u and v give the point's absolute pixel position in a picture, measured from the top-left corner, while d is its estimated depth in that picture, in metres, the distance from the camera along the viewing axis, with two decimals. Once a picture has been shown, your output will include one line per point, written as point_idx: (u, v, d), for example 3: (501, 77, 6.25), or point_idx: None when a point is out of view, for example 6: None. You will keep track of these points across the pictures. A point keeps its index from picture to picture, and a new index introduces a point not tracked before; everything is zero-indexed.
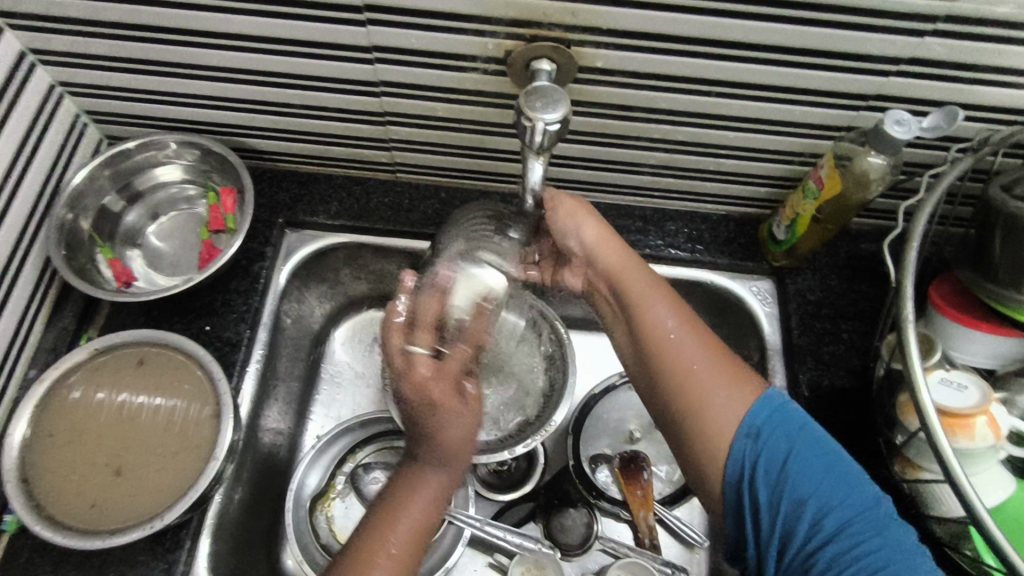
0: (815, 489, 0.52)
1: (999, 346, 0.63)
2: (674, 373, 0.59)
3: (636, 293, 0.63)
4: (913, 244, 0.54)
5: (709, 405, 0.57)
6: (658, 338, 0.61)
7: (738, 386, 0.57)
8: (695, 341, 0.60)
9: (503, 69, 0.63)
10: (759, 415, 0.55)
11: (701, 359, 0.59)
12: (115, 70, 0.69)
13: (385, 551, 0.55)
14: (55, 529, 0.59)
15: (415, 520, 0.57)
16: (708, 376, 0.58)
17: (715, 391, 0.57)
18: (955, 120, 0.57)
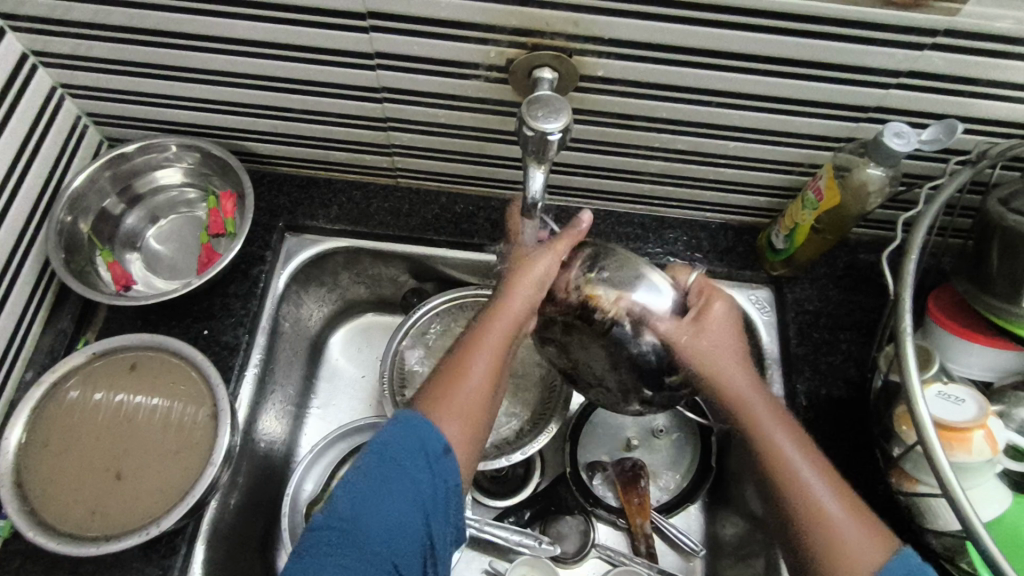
0: None
1: (995, 358, 0.63)
2: (804, 515, 0.52)
3: (739, 405, 0.57)
4: (912, 256, 0.54)
5: (841, 557, 0.50)
6: (775, 462, 0.54)
7: (870, 539, 0.51)
8: (818, 473, 0.54)
9: (504, 77, 0.63)
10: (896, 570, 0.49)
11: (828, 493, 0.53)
12: (117, 73, 0.69)
13: (471, 369, 0.55)
14: (49, 536, 0.59)
15: (501, 335, 0.57)
16: (840, 519, 0.51)
17: (855, 539, 0.51)
18: (954, 134, 0.58)
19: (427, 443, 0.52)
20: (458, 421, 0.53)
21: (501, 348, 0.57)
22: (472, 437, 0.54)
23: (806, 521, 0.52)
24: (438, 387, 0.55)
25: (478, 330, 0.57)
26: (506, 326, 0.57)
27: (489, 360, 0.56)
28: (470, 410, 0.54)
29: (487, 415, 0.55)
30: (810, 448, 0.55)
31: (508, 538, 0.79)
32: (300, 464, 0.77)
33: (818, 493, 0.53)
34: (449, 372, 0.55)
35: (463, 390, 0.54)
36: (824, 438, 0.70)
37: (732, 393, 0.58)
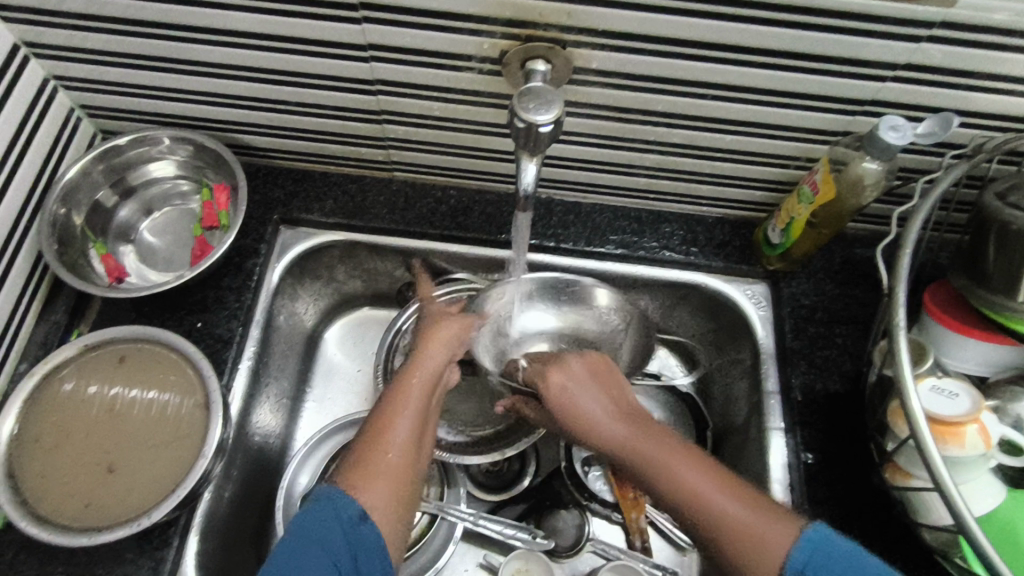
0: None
1: (991, 353, 0.63)
2: (698, 515, 0.52)
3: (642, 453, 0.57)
4: (906, 250, 0.54)
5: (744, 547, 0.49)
6: (658, 474, 0.55)
7: (765, 519, 0.50)
8: (696, 474, 0.54)
9: (498, 69, 0.63)
10: (803, 559, 0.48)
11: (714, 489, 0.53)
12: (109, 65, 0.69)
13: (390, 441, 0.57)
14: (42, 526, 0.59)
15: (418, 401, 0.61)
16: (734, 512, 0.51)
17: (753, 535, 0.49)
18: (950, 127, 0.58)
19: (341, 508, 0.52)
20: (377, 486, 0.54)
21: (414, 421, 0.59)
22: (400, 504, 0.54)
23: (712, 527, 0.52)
24: (360, 458, 0.56)
25: (398, 401, 0.60)
26: (418, 397, 0.61)
27: (409, 426, 0.59)
28: (391, 475, 0.55)
29: (411, 477, 0.56)
30: (682, 457, 0.55)
31: (502, 532, 0.79)
32: (295, 457, 0.77)
33: (714, 499, 0.52)
34: (366, 442, 0.57)
35: (380, 459, 0.55)
36: (819, 432, 0.70)
37: (620, 441, 0.59)
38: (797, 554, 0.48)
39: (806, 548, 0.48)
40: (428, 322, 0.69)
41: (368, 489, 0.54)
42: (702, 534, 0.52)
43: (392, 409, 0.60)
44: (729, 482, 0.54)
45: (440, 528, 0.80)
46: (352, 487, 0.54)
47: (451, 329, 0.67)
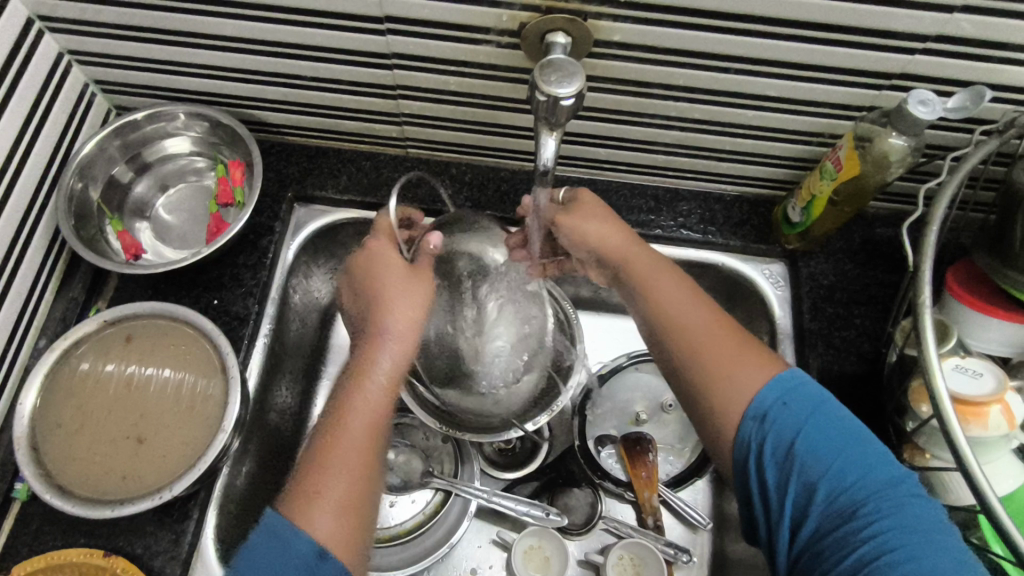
0: (830, 472, 0.48)
1: (1015, 333, 0.61)
2: (698, 356, 0.56)
3: (670, 307, 0.59)
4: (933, 228, 0.53)
5: (716, 385, 0.54)
6: (662, 317, 0.59)
7: (752, 365, 0.54)
8: (703, 311, 0.58)
9: (517, 42, 0.62)
10: (772, 393, 0.52)
11: (718, 344, 0.55)
12: (123, 39, 0.68)
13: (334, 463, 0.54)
14: (64, 497, 0.59)
15: (369, 405, 0.57)
16: (711, 340, 0.56)
17: (724, 367, 0.54)
18: (982, 101, 0.56)
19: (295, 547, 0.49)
20: (316, 519, 0.51)
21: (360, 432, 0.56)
22: (353, 529, 0.52)
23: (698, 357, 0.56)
24: (301, 487, 0.53)
25: (339, 425, 0.56)
26: (364, 411, 0.57)
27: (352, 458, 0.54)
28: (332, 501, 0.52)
29: (356, 504, 0.53)
30: (699, 300, 0.59)
31: (515, 509, 0.79)
32: None
33: (701, 333, 0.57)
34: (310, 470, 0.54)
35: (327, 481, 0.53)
36: None
37: (664, 304, 0.60)
38: (767, 389, 0.52)
39: (777, 387, 0.52)
40: (364, 272, 0.64)
41: (310, 516, 0.51)
42: (682, 355, 0.57)
43: (335, 423, 0.56)
44: (744, 338, 0.56)
45: (455, 502, 0.81)
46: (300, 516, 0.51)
47: (404, 312, 0.61)
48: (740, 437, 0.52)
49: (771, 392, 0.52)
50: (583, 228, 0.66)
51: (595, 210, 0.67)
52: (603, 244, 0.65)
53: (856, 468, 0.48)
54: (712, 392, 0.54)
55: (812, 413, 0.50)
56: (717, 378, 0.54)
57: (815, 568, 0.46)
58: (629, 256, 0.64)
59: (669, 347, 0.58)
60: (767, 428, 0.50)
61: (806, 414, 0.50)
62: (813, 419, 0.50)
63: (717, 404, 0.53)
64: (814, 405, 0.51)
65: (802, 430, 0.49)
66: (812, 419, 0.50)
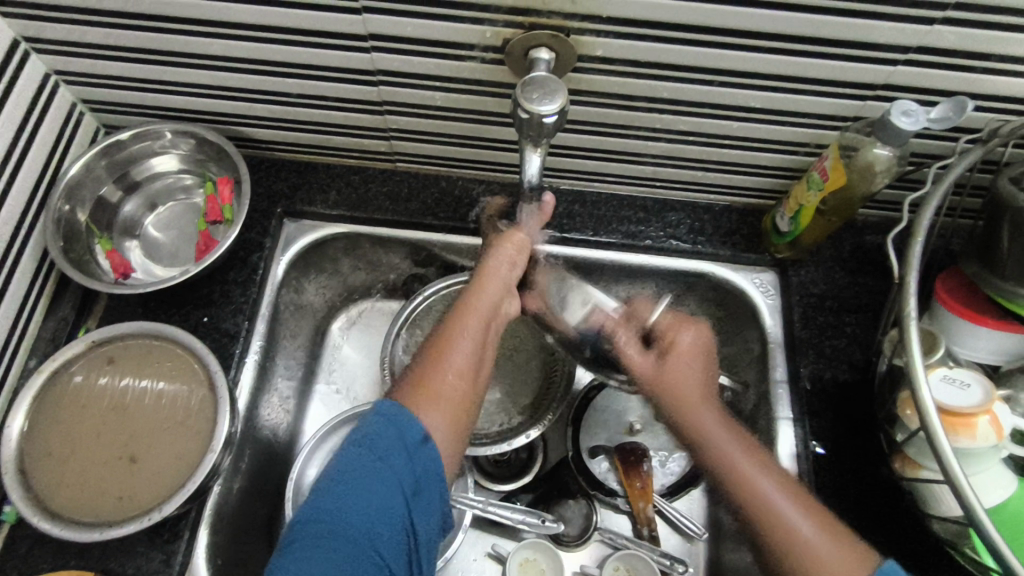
0: None
1: (1003, 342, 0.62)
2: (775, 525, 0.54)
3: (747, 477, 0.56)
4: (919, 238, 0.53)
5: (805, 566, 0.52)
6: (732, 479, 0.57)
7: (836, 538, 0.53)
8: (766, 471, 0.56)
9: (501, 58, 0.62)
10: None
11: (799, 515, 0.54)
12: (110, 59, 0.68)
13: (448, 367, 0.58)
14: (54, 521, 0.59)
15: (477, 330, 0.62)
16: (806, 530, 0.53)
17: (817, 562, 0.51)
18: (964, 111, 0.56)
19: (409, 432, 0.53)
20: (439, 417, 0.56)
21: (471, 347, 0.60)
22: (456, 424, 0.56)
23: (780, 531, 0.53)
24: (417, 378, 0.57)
25: (454, 328, 0.62)
26: (477, 325, 0.62)
27: (464, 352, 0.60)
28: (451, 399, 0.57)
29: (466, 410, 0.58)
30: (781, 476, 0.56)
31: (511, 517, 0.79)
32: (304, 450, 0.77)
33: (794, 519, 0.53)
34: (424, 369, 0.58)
35: (444, 380, 0.57)
36: (827, 423, 0.69)
37: (731, 462, 0.58)
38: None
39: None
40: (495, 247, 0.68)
41: (426, 407, 0.55)
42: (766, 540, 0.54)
43: (451, 324, 0.62)
44: (825, 516, 0.54)
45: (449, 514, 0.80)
46: (416, 409, 0.55)
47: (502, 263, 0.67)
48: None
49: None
50: (683, 364, 0.64)
51: (686, 333, 0.66)
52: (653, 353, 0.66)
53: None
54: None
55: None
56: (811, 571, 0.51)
57: None
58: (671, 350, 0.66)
59: (754, 523, 0.55)
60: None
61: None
62: None
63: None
64: None
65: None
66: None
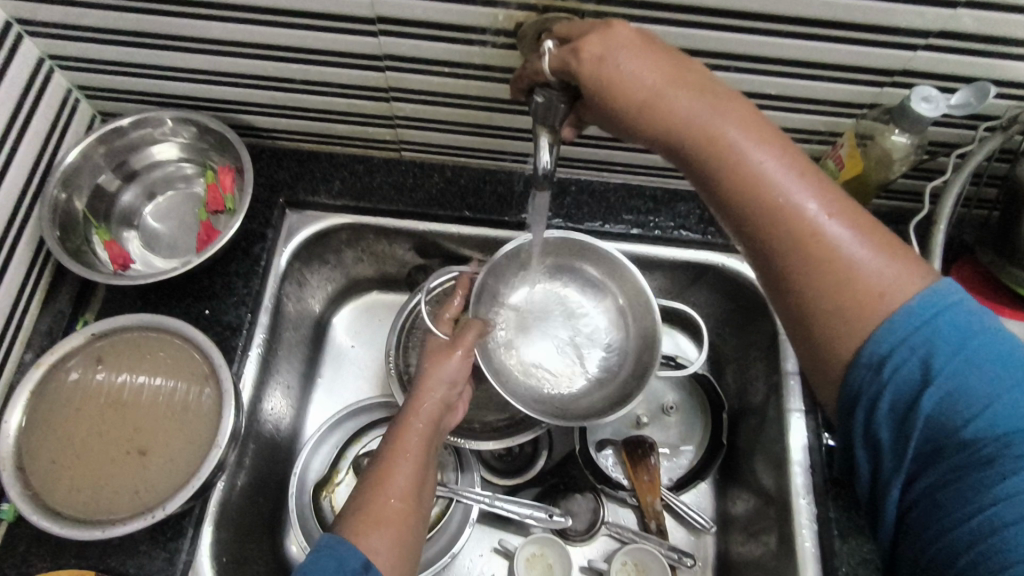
0: (971, 407, 0.40)
1: (1019, 330, 0.60)
2: (806, 249, 0.45)
3: (773, 188, 0.45)
4: (941, 226, 0.54)
5: (835, 283, 0.44)
6: (743, 192, 0.46)
7: (890, 256, 0.44)
8: (811, 186, 0.45)
9: (513, 42, 0.60)
10: (918, 312, 0.42)
11: (835, 224, 0.45)
12: (106, 43, 0.66)
13: (389, 492, 0.55)
14: (52, 518, 0.57)
15: (419, 444, 0.59)
16: (863, 267, 0.44)
17: (861, 316, 0.43)
18: (987, 97, 0.55)
19: (344, 560, 0.48)
20: (378, 545, 0.51)
21: (416, 468, 0.57)
22: (403, 545, 0.53)
23: (801, 246, 0.45)
24: (364, 507, 0.54)
25: (398, 448, 0.58)
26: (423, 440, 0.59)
27: (408, 478, 0.56)
28: (393, 529, 0.53)
29: (410, 524, 0.54)
30: (830, 191, 0.45)
31: (519, 512, 0.77)
32: (307, 444, 0.76)
33: (841, 241, 0.44)
34: (365, 499, 0.54)
35: (384, 503, 0.54)
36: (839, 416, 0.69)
37: (759, 179, 0.45)
38: (902, 321, 0.42)
39: (922, 308, 0.42)
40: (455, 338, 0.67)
41: (373, 532, 0.52)
42: (790, 257, 0.45)
43: (397, 447, 0.58)
44: (863, 218, 0.46)
45: (455, 510, 0.78)
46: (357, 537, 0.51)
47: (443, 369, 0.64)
48: (848, 380, 0.45)
49: (910, 317, 0.42)
50: (626, 69, 0.47)
51: (619, 41, 0.48)
52: (615, 73, 0.48)
53: (1012, 414, 0.40)
54: (850, 316, 0.44)
55: (930, 331, 0.42)
56: (842, 336, 0.44)
57: (932, 515, 0.42)
58: (650, 99, 0.47)
59: (780, 268, 0.46)
60: (882, 380, 0.43)
61: (958, 343, 0.41)
62: (958, 353, 0.41)
63: (845, 319, 0.44)
64: (961, 331, 0.42)
65: (947, 355, 0.41)
66: (951, 359, 0.41)
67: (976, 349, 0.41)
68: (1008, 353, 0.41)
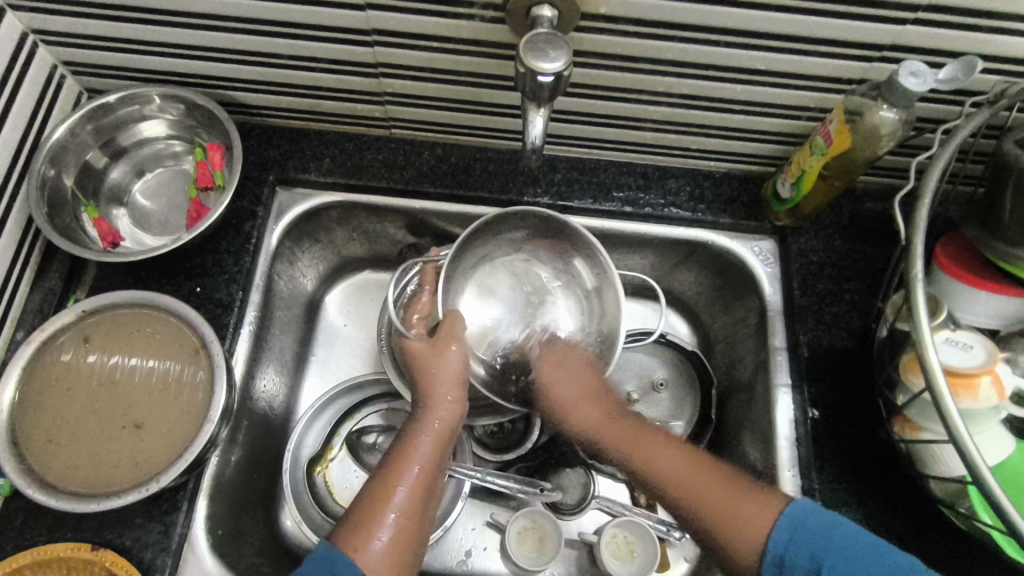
0: (834, 565, 0.49)
1: (1001, 305, 0.62)
2: (693, 495, 0.58)
3: (680, 477, 0.60)
4: (925, 201, 0.53)
5: (727, 523, 0.55)
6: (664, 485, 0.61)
7: (747, 502, 0.55)
8: (695, 464, 0.60)
9: (502, 16, 0.60)
10: (782, 535, 0.52)
11: (709, 481, 0.58)
12: (91, 18, 0.65)
13: (395, 500, 0.56)
14: (48, 493, 0.58)
15: (425, 452, 0.60)
16: (743, 507, 0.54)
17: (734, 509, 0.55)
18: (972, 72, 0.55)
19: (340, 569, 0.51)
20: (377, 551, 0.53)
21: (420, 477, 0.59)
22: (403, 554, 0.55)
23: (694, 498, 0.58)
24: (360, 516, 0.55)
25: (402, 456, 0.60)
26: (427, 448, 0.60)
27: (410, 487, 0.58)
28: (394, 536, 0.55)
29: (412, 532, 0.56)
30: (709, 476, 0.59)
31: (511, 486, 0.78)
32: (301, 421, 0.77)
33: (735, 489, 0.56)
34: (369, 504, 0.56)
35: (384, 514, 0.55)
36: (825, 390, 0.69)
37: (683, 475, 0.60)
38: (778, 534, 0.52)
39: (784, 530, 0.52)
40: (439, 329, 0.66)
41: (368, 542, 0.54)
42: (685, 513, 0.59)
43: (400, 455, 0.60)
44: (723, 477, 0.58)
45: (448, 484, 0.79)
46: (356, 548, 0.53)
47: (447, 369, 0.64)
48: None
49: (778, 535, 0.52)
50: (559, 395, 0.70)
51: (567, 372, 0.71)
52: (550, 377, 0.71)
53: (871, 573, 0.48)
54: (727, 532, 0.55)
55: (801, 537, 0.51)
56: (740, 535, 0.54)
57: None
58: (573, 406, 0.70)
59: (690, 527, 0.59)
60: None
61: (826, 543, 0.50)
62: (825, 545, 0.50)
63: (736, 545, 0.54)
64: (820, 529, 0.51)
65: (809, 547, 0.50)
66: (829, 560, 0.49)
67: (841, 548, 0.49)
68: (860, 536, 0.50)
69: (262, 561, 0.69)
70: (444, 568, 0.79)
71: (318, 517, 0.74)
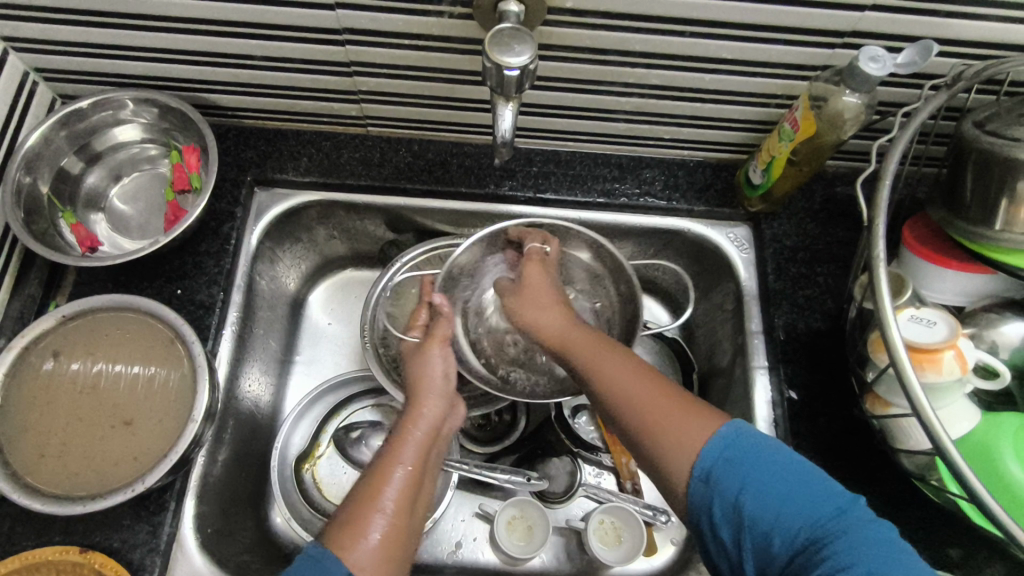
0: (765, 501, 0.45)
1: (967, 283, 0.64)
2: (646, 421, 0.52)
3: (621, 388, 0.55)
4: (886, 181, 0.54)
5: (667, 440, 0.50)
6: (606, 387, 0.56)
7: (693, 419, 0.50)
8: (641, 381, 0.55)
9: (470, 13, 0.60)
10: (718, 448, 0.48)
11: (658, 408, 0.52)
12: (59, 24, 0.65)
13: (385, 498, 0.53)
14: (34, 497, 0.58)
15: (415, 449, 0.58)
16: (688, 432, 0.50)
17: (677, 424, 0.50)
18: (930, 54, 0.56)
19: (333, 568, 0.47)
20: (371, 546, 0.50)
21: (408, 474, 0.56)
22: (395, 552, 0.51)
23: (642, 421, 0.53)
24: (348, 517, 0.52)
25: (390, 456, 0.57)
26: (417, 450, 0.58)
27: (400, 485, 0.55)
28: (386, 532, 0.51)
29: (404, 534, 0.52)
30: (654, 397, 0.53)
31: (498, 477, 0.79)
32: (288, 420, 0.77)
33: (676, 407, 0.52)
34: (357, 504, 0.53)
35: (376, 512, 0.52)
36: (799, 372, 0.71)
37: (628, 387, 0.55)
38: (708, 450, 0.48)
39: (720, 446, 0.48)
40: (431, 330, 0.69)
41: (357, 540, 0.50)
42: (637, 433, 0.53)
43: (388, 456, 0.57)
44: (668, 396, 0.53)
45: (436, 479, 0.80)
46: (348, 545, 0.50)
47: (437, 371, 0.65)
48: (689, 503, 0.48)
49: (716, 447, 0.48)
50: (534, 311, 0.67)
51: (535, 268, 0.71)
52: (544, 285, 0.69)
53: (805, 504, 0.45)
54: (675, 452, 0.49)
55: (730, 455, 0.47)
56: (671, 450, 0.49)
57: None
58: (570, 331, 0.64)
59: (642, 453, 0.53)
60: (710, 491, 0.47)
61: (756, 464, 0.47)
62: (755, 471, 0.46)
63: (667, 461, 0.50)
64: (752, 454, 0.47)
65: (739, 465, 0.47)
66: (753, 484, 0.46)
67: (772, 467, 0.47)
68: (794, 469, 0.47)
69: (252, 559, 0.70)
70: (434, 560, 0.79)
71: (307, 514, 0.75)
